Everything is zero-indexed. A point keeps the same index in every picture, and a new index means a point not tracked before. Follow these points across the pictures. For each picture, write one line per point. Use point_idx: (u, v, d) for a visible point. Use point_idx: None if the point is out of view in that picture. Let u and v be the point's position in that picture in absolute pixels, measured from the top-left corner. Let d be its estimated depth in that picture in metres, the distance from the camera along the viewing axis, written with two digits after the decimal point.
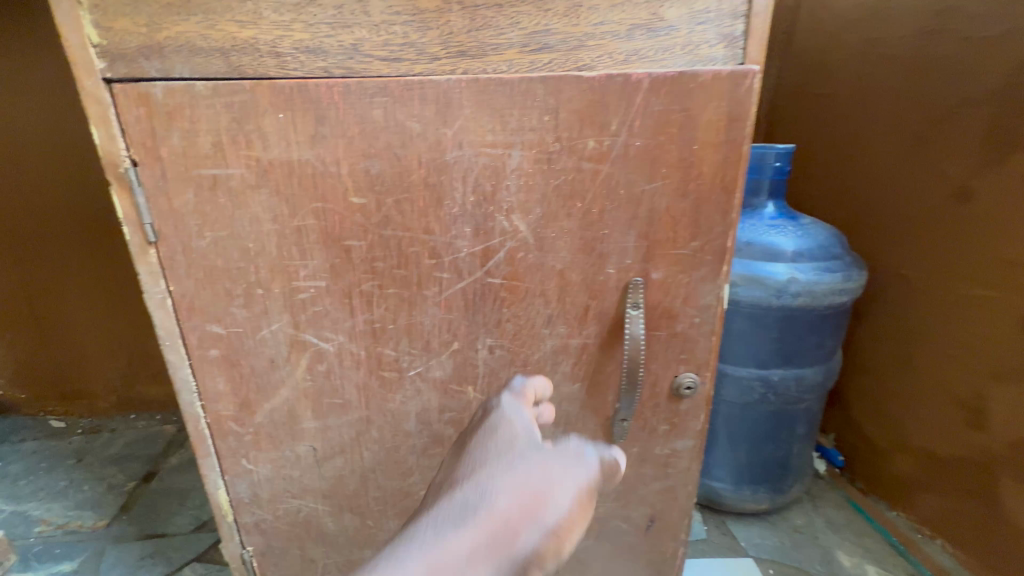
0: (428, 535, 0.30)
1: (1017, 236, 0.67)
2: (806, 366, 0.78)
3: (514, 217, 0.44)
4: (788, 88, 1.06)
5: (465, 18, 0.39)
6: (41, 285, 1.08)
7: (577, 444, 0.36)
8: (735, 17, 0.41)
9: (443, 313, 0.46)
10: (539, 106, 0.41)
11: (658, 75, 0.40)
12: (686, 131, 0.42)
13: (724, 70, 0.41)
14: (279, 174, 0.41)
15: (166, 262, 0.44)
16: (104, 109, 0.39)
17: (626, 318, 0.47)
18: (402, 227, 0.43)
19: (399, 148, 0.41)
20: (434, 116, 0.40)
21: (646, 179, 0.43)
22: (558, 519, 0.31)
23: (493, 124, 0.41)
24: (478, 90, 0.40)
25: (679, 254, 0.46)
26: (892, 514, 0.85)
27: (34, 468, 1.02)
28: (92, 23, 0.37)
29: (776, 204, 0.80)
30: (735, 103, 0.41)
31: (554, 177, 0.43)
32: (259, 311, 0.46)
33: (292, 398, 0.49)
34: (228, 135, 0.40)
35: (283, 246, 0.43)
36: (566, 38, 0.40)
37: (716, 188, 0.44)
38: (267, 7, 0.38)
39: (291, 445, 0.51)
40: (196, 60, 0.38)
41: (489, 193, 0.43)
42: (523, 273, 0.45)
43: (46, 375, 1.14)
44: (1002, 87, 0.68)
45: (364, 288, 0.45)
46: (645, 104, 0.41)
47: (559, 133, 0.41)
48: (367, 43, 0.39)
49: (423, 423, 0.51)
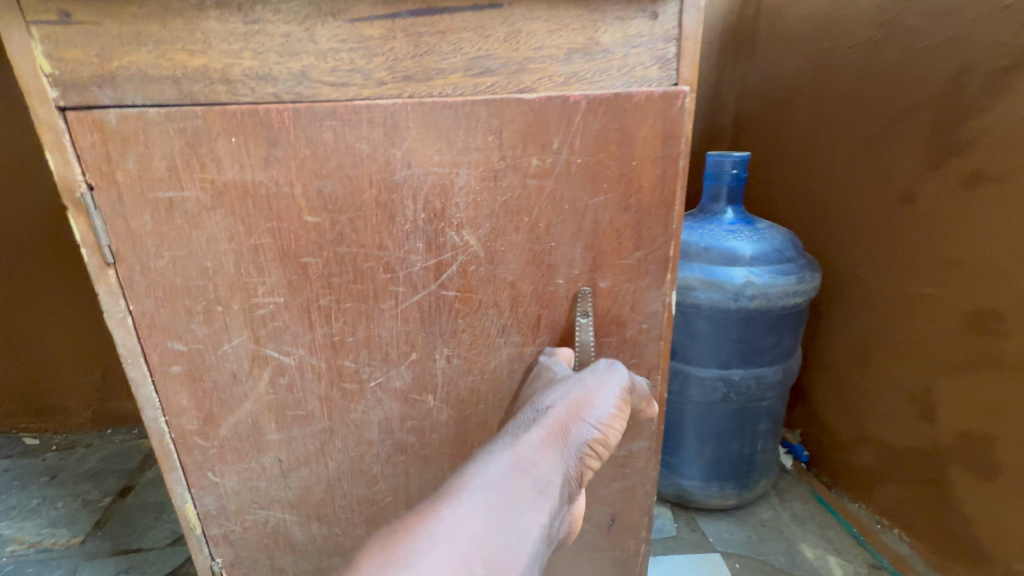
0: (512, 434, 0.40)
1: (958, 237, 0.70)
2: (765, 366, 0.81)
3: (464, 232, 0.46)
4: (748, 96, 1.09)
5: (409, 44, 0.41)
6: (12, 302, 1.07)
7: (610, 361, 0.46)
8: (667, 41, 0.43)
9: (400, 324, 0.48)
10: (483, 127, 0.43)
11: (595, 96, 0.43)
12: (624, 148, 0.44)
13: (657, 91, 0.43)
14: (233, 195, 0.42)
15: (126, 282, 0.45)
16: (58, 135, 0.40)
17: (577, 326, 0.49)
18: (357, 243, 0.45)
19: (350, 168, 0.43)
20: (382, 138, 0.42)
21: (589, 195, 0.46)
22: (603, 414, 0.42)
23: (439, 145, 0.43)
24: (424, 113, 0.42)
25: (622, 260, 0.48)
26: (854, 506, 0.88)
27: (7, 487, 1.01)
28: (44, 54, 0.38)
29: (734, 210, 0.83)
30: (669, 121, 0.44)
31: (500, 194, 0.45)
32: (218, 327, 0.47)
33: (256, 410, 0.50)
34: (182, 159, 0.41)
35: (242, 264, 0.45)
36: (507, 62, 0.42)
37: (657, 201, 0.47)
38: (216, 37, 0.39)
39: (256, 457, 0.52)
40: (148, 88, 0.39)
41: (438, 210, 0.45)
42: (476, 284, 0.47)
43: (19, 393, 1.13)
44: (939, 95, 0.71)
45: (322, 303, 0.47)
46: (584, 123, 0.43)
47: (503, 152, 0.43)
48: (315, 69, 0.40)
49: (386, 431, 0.52)
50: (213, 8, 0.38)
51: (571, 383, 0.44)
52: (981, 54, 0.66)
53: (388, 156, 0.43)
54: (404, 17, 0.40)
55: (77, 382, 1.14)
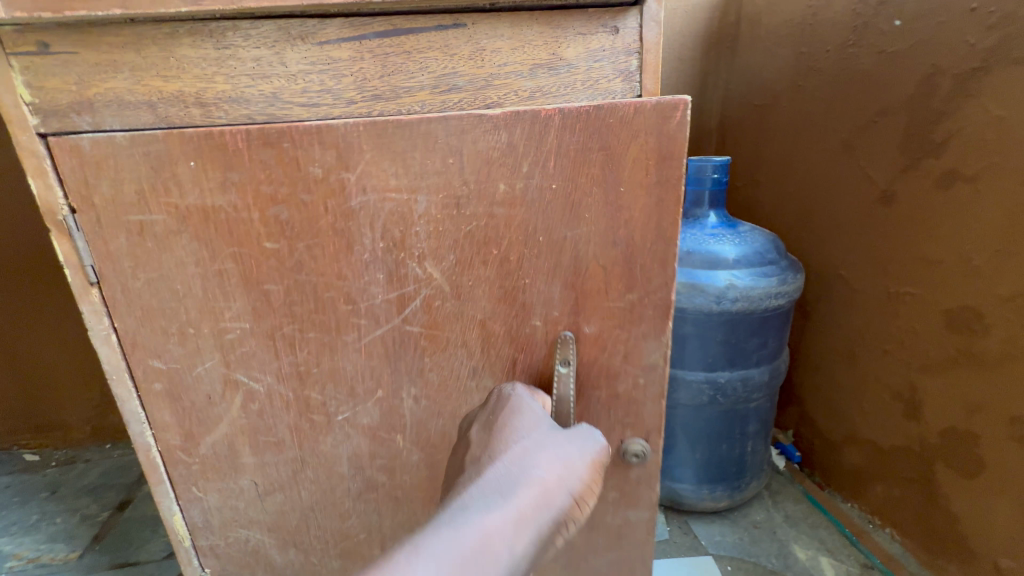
0: (484, 499, 0.35)
1: (937, 236, 0.71)
2: (751, 367, 0.82)
3: (426, 263, 0.46)
4: (732, 100, 1.10)
5: (376, 64, 0.42)
6: (10, 320, 1.09)
7: (591, 427, 0.43)
8: (629, 54, 0.45)
9: (363, 358, 0.49)
10: (442, 148, 0.43)
11: (570, 112, 0.43)
12: (609, 172, 0.44)
13: (651, 104, 0.42)
14: (197, 219, 0.44)
15: (108, 300, 0.46)
16: (39, 161, 0.41)
17: (556, 376, 0.48)
18: (316, 272, 0.46)
19: (304, 194, 0.44)
20: (335, 161, 0.43)
21: (568, 226, 0.46)
22: (580, 487, 0.39)
23: (394, 169, 0.44)
24: (377, 134, 0.43)
25: (611, 301, 0.48)
26: (847, 506, 0.89)
27: (7, 503, 1.02)
28: (25, 83, 0.40)
29: (717, 214, 0.83)
30: (665, 138, 0.43)
31: (463, 223, 0.45)
32: (192, 349, 0.48)
33: (231, 433, 0.52)
34: (149, 184, 0.43)
35: (208, 288, 0.46)
36: (472, 79, 0.43)
37: (649, 231, 0.46)
38: (190, 63, 0.40)
39: (235, 478, 0.53)
40: (125, 114, 0.41)
41: (398, 239, 0.46)
42: (441, 321, 0.48)
43: (18, 409, 1.15)
44: (913, 96, 0.72)
45: (286, 331, 0.48)
46: (558, 143, 0.43)
47: (465, 177, 0.44)
48: (286, 91, 0.42)
49: (356, 467, 0.54)
50: (185, 34, 0.40)
51: (552, 447, 0.40)
52: (950, 55, 0.67)
53: (342, 179, 0.44)
54: (371, 38, 0.41)
55: (75, 396, 1.15)
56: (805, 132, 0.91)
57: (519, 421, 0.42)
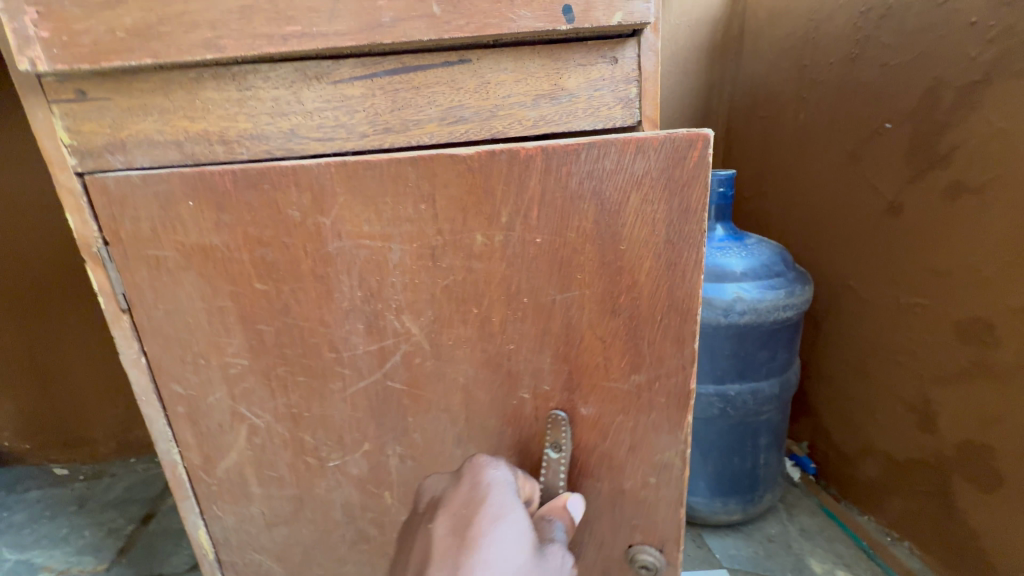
0: None
1: (947, 247, 0.70)
2: (761, 379, 0.82)
3: (404, 318, 0.47)
4: (738, 112, 1.11)
5: (388, 100, 0.44)
6: (42, 337, 1.13)
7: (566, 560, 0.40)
8: (628, 82, 0.46)
9: (350, 410, 0.51)
10: (414, 192, 0.43)
11: (556, 150, 0.41)
12: (602, 231, 0.43)
13: (666, 138, 0.41)
14: (198, 257, 0.46)
15: (137, 326, 0.49)
16: (76, 198, 0.44)
17: (546, 459, 0.49)
18: (301, 316, 0.48)
19: (286, 237, 0.45)
20: (310, 204, 0.44)
21: (556, 288, 0.45)
22: None
23: (367, 215, 0.44)
24: (347, 176, 0.43)
25: (614, 381, 0.48)
26: (863, 519, 0.88)
27: (37, 516, 1.06)
28: (64, 127, 0.43)
29: (724, 227, 0.84)
30: (677, 184, 0.41)
31: (441, 277, 0.46)
32: (204, 379, 0.51)
33: (240, 461, 0.54)
34: (161, 221, 0.45)
35: (213, 322, 0.48)
36: (478, 111, 0.46)
37: (657, 302, 0.45)
38: (214, 104, 0.43)
39: (246, 503, 0.56)
40: (155, 152, 0.44)
41: (375, 289, 0.47)
42: (422, 379, 0.50)
43: (48, 424, 1.19)
44: (918, 107, 0.72)
45: (279, 372, 0.50)
46: (541, 188, 0.42)
47: (441, 226, 0.44)
48: (303, 127, 0.44)
49: (349, 515, 0.56)
50: (210, 79, 0.43)
51: None
52: (952, 68, 0.67)
53: (319, 224, 0.45)
54: (382, 76, 0.44)
55: (102, 411, 1.19)
56: (811, 142, 0.92)
57: (496, 537, 0.38)
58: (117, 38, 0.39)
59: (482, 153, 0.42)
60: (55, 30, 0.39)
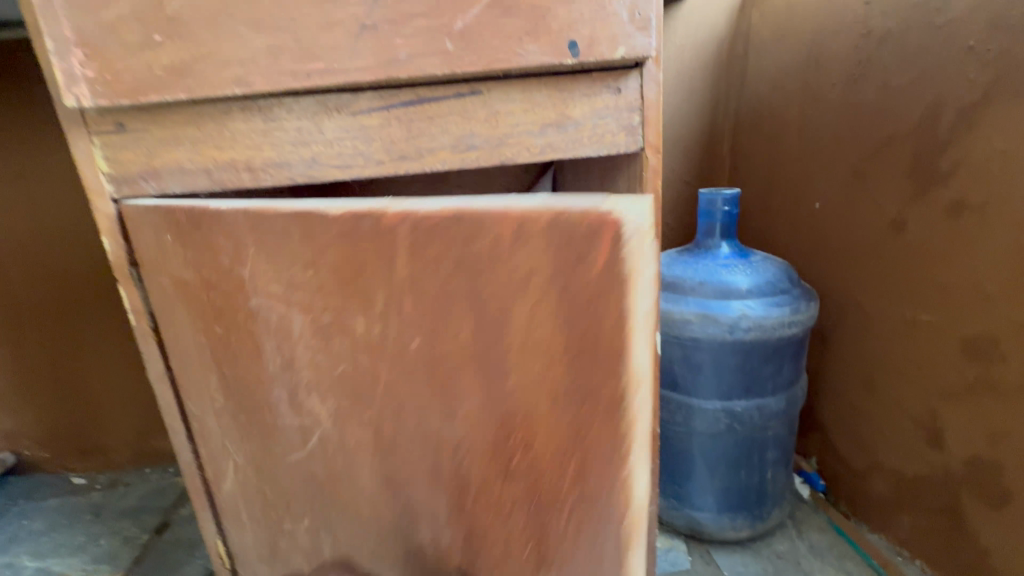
0: None
1: (950, 264, 0.71)
2: (767, 395, 0.82)
3: (311, 396, 0.47)
4: (743, 129, 1.13)
5: (403, 129, 0.47)
6: (66, 349, 1.17)
7: None
8: (631, 111, 0.49)
9: (287, 477, 0.52)
10: (306, 260, 0.42)
11: (438, 216, 0.37)
12: (493, 321, 0.39)
13: (589, 213, 0.33)
14: (185, 287, 0.47)
15: (162, 343, 0.51)
16: (111, 222, 0.47)
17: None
18: (240, 372, 0.49)
19: (216, 280, 0.45)
20: (232, 251, 0.44)
21: (441, 384, 0.42)
22: None
23: (274, 275, 0.43)
24: (256, 227, 0.42)
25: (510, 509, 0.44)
26: (874, 537, 0.87)
27: (54, 524, 1.08)
28: (103, 156, 0.46)
29: (728, 244, 0.86)
30: (608, 273, 0.35)
31: (336, 360, 0.44)
32: (198, 411, 0.53)
33: (234, 493, 0.55)
34: (153, 251, 0.47)
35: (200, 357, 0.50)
36: (488, 139, 0.48)
37: (568, 411, 0.39)
38: (240, 134, 0.46)
39: (244, 528, 0.57)
40: (186, 179, 0.47)
41: (289, 358, 0.46)
42: (336, 465, 0.49)
43: (67, 433, 1.22)
44: (919, 127, 0.74)
45: (231, 414, 0.51)
46: (440, 254, 0.38)
47: (330, 304, 0.43)
48: (323, 155, 0.47)
49: None
50: (237, 111, 0.45)
51: None
52: (951, 90, 0.69)
53: (240, 273, 0.44)
54: (398, 107, 0.47)
55: (120, 420, 1.22)
56: (814, 161, 0.94)
57: None
58: (155, 75, 0.43)
59: (379, 214, 0.39)
60: (99, 69, 0.42)
